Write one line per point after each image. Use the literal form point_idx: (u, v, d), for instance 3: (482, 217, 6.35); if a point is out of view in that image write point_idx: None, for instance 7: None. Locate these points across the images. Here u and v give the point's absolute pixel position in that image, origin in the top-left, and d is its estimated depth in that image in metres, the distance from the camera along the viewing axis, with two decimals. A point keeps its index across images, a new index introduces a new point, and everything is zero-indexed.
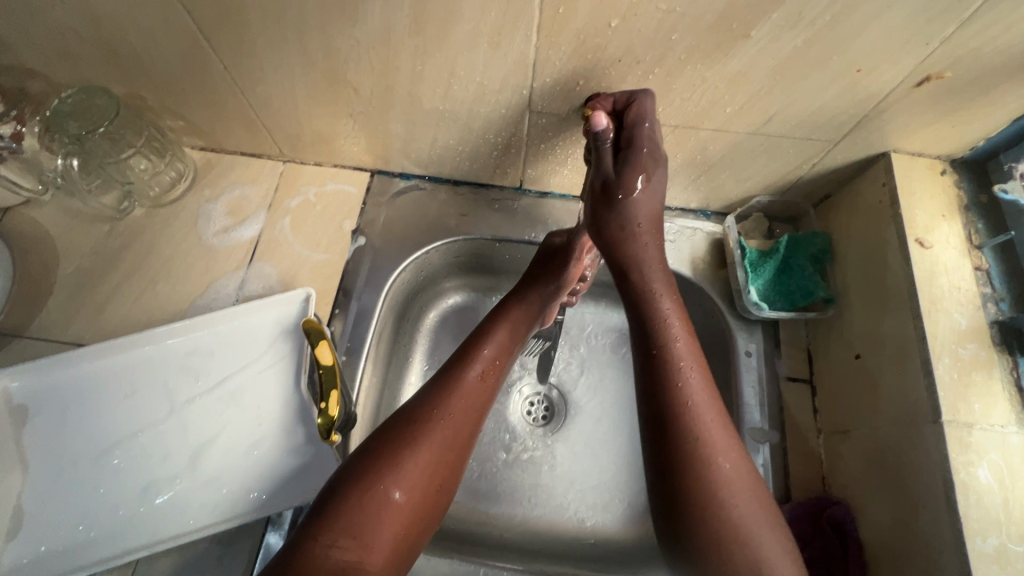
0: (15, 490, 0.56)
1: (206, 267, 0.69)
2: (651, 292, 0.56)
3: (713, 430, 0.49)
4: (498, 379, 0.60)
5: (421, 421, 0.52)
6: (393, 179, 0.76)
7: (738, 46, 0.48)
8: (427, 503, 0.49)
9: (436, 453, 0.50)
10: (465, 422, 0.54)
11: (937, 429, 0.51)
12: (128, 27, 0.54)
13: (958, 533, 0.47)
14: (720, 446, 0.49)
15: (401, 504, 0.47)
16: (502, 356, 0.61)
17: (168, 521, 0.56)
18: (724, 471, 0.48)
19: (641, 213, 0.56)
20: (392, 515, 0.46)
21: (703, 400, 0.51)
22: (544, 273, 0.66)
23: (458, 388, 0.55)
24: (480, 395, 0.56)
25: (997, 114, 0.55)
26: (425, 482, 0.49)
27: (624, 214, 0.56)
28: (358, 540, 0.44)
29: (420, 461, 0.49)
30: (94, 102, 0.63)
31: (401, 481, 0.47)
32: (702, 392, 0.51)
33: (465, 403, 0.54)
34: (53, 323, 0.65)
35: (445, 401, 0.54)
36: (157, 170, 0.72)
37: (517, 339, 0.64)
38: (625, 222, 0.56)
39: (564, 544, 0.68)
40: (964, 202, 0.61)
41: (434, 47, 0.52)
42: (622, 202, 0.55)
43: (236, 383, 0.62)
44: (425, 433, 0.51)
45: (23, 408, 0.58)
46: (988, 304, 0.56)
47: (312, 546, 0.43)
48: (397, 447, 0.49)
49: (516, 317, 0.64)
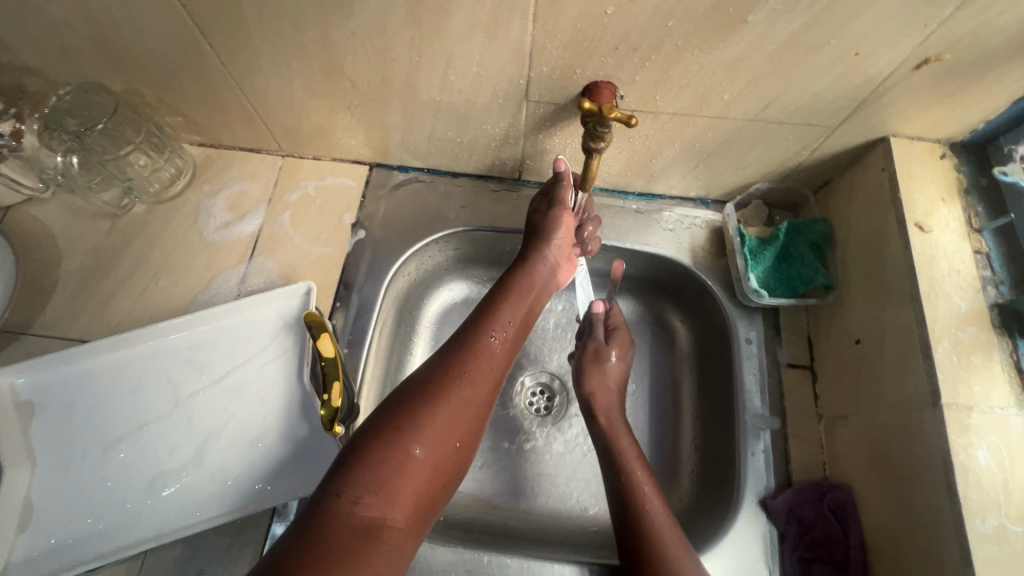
0: (24, 483, 0.56)
1: (208, 262, 0.70)
2: (614, 431, 0.65)
3: (654, 503, 0.57)
4: (514, 345, 0.59)
5: (438, 383, 0.51)
6: (392, 172, 0.76)
7: (735, 31, 0.48)
8: (447, 459, 0.49)
9: (455, 413, 0.50)
10: (481, 386, 0.53)
11: (937, 412, 0.51)
12: (124, 22, 0.54)
13: (957, 514, 0.48)
14: (658, 511, 0.57)
15: (423, 459, 0.47)
16: (515, 324, 0.60)
17: (176, 512, 0.56)
18: (663, 533, 0.55)
19: (614, 376, 0.69)
20: (415, 470, 0.46)
21: (664, 519, 0.56)
22: (545, 231, 0.64)
23: (476, 351, 0.55)
24: (496, 360, 0.56)
25: (997, 96, 0.55)
26: (444, 440, 0.48)
27: (603, 374, 0.69)
28: (382, 495, 0.44)
29: (440, 418, 0.49)
30: (92, 98, 0.64)
31: (420, 438, 0.47)
32: (663, 511, 0.57)
33: (481, 366, 0.54)
34: (57, 320, 0.66)
35: (461, 360, 0.53)
36: (156, 166, 0.72)
37: (532, 307, 0.63)
38: (604, 378, 0.69)
39: (567, 533, 0.69)
40: (964, 184, 0.61)
41: (429, 37, 0.52)
42: (600, 363, 0.69)
43: (240, 376, 0.63)
44: (443, 393, 0.50)
45: (29, 403, 0.59)
46: (988, 286, 0.56)
47: (337, 503, 0.42)
48: (415, 408, 0.49)
49: (526, 284, 0.62)
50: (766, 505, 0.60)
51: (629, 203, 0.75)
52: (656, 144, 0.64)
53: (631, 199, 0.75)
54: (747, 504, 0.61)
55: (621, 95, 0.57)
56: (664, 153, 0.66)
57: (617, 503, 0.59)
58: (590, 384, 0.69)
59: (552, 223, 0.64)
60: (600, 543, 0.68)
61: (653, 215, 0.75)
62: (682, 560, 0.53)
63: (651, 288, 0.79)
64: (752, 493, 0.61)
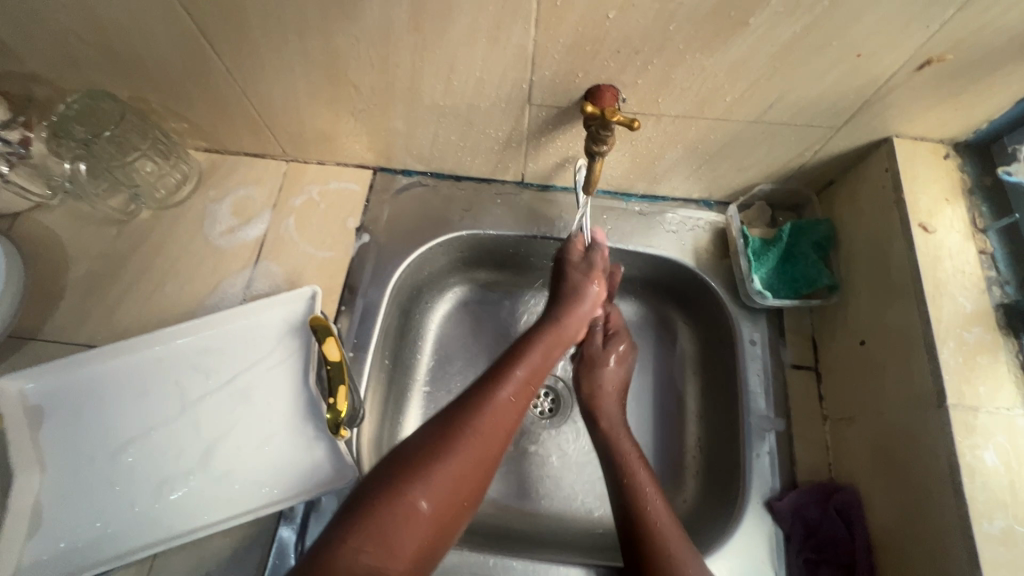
0: (33, 487, 0.57)
1: (214, 267, 0.70)
2: (616, 435, 0.64)
3: (658, 505, 0.57)
4: (529, 400, 0.57)
5: (451, 431, 0.50)
6: (396, 176, 0.76)
7: (736, 33, 0.48)
8: (453, 512, 0.47)
9: (466, 466, 0.49)
10: (495, 440, 0.51)
11: (942, 412, 0.51)
12: (130, 30, 0.55)
13: (964, 516, 0.48)
14: (660, 510, 0.57)
15: (427, 515, 0.45)
16: (534, 376, 0.58)
17: (183, 517, 0.57)
18: (665, 531, 0.55)
19: (613, 381, 0.68)
20: (418, 525, 0.45)
21: (668, 521, 0.56)
22: (574, 292, 0.66)
23: (491, 404, 0.53)
24: (511, 414, 0.54)
25: (1000, 96, 0.55)
26: (452, 494, 0.47)
27: (602, 378, 0.68)
28: (384, 545, 0.43)
29: (449, 471, 0.48)
30: (100, 106, 0.64)
31: (428, 491, 0.46)
32: (667, 514, 0.56)
33: (496, 419, 0.52)
34: (65, 325, 0.67)
35: (477, 412, 0.52)
36: (163, 171, 0.73)
37: (550, 363, 0.61)
38: (600, 382, 0.68)
39: (572, 535, 0.69)
40: (968, 185, 0.61)
41: (432, 43, 0.53)
42: (598, 367, 0.69)
43: (246, 380, 0.63)
44: (454, 444, 0.49)
45: (38, 408, 0.59)
46: (993, 287, 0.56)
47: (340, 549, 0.42)
48: (426, 457, 0.48)
49: (549, 339, 0.61)
50: (772, 507, 0.60)
51: (632, 206, 0.75)
52: (658, 146, 0.64)
53: (634, 201, 0.75)
54: (752, 506, 0.61)
55: (624, 98, 0.57)
56: (667, 155, 0.66)
57: (619, 506, 0.58)
58: (586, 386, 0.68)
59: (581, 282, 0.66)
60: (605, 545, 0.68)
61: (656, 217, 0.75)
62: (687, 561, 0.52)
63: (655, 290, 0.79)
64: (757, 495, 0.61)
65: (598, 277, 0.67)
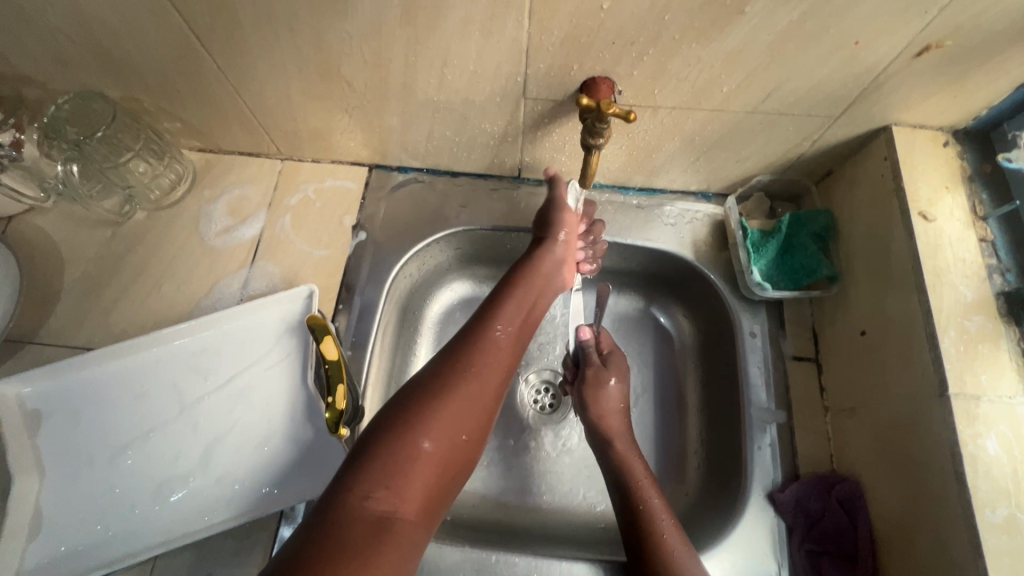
0: (32, 492, 0.57)
1: (210, 267, 0.70)
2: (627, 459, 0.63)
3: (670, 530, 0.56)
4: (522, 340, 0.57)
5: (447, 373, 0.50)
6: (392, 173, 0.76)
7: (733, 22, 0.48)
8: (457, 452, 0.47)
9: (464, 404, 0.48)
10: (493, 378, 0.51)
11: (944, 402, 0.51)
12: (119, 29, 0.54)
13: (967, 505, 0.47)
14: (670, 533, 0.56)
15: (432, 454, 0.45)
16: (524, 319, 0.58)
17: (183, 518, 0.57)
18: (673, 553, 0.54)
19: (617, 398, 0.68)
20: (423, 465, 0.44)
21: (682, 549, 0.54)
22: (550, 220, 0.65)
23: (482, 345, 0.53)
24: (503, 353, 0.54)
25: (1000, 82, 0.54)
26: (454, 433, 0.47)
27: (606, 398, 0.67)
28: (393, 488, 0.42)
29: (449, 412, 0.47)
30: (91, 106, 0.64)
31: (430, 430, 0.46)
32: (680, 542, 0.55)
33: (492, 359, 0.52)
34: (62, 328, 0.66)
35: (469, 355, 0.52)
36: (157, 172, 0.72)
37: (538, 305, 0.61)
38: (603, 405, 0.67)
39: (575, 530, 0.69)
40: (967, 172, 0.61)
41: (425, 37, 0.52)
42: (601, 389, 0.68)
43: (244, 381, 0.63)
44: (450, 384, 0.49)
45: (36, 411, 0.59)
46: (994, 275, 0.56)
47: (348, 498, 0.41)
48: (423, 400, 0.47)
49: (533, 278, 0.61)
50: (774, 499, 0.60)
51: (630, 199, 0.75)
52: (655, 138, 0.64)
53: (632, 194, 0.75)
54: (754, 498, 0.60)
55: (620, 90, 0.56)
56: (664, 147, 0.65)
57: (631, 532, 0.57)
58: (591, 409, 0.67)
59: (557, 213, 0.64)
60: (607, 540, 0.68)
61: (654, 210, 0.74)
62: None
63: (654, 283, 0.79)
64: (759, 487, 0.61)
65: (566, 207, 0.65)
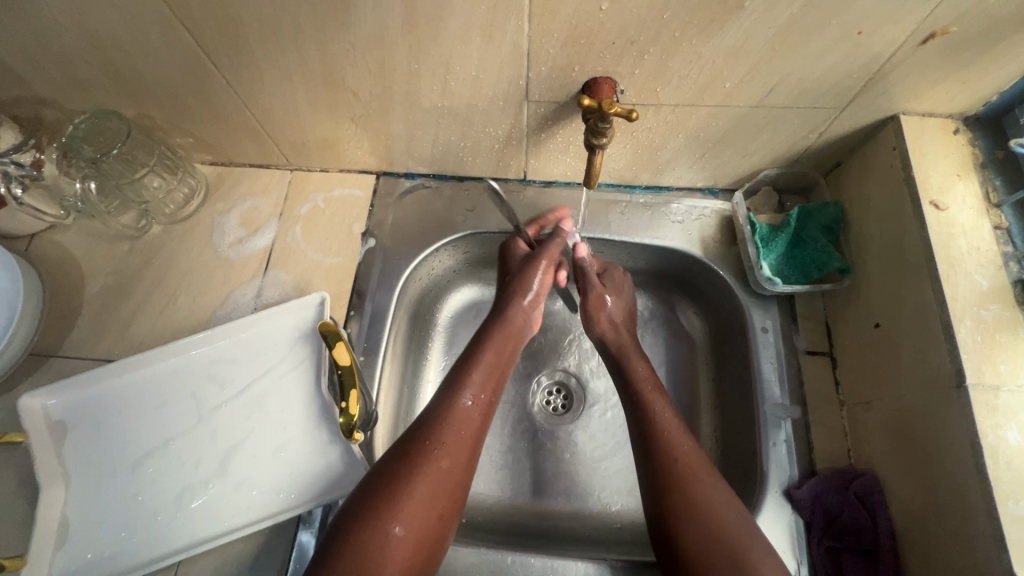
0: (60, 500, 0.58)
1: (224, 277, 0.71)
2: (625, 355, 0.66)
3: (665, 415, 0.59)
4: (491, 400, 0.60)
5: (417, 453, 0.52)
6: (399, 179, 0.77)
7: (733, 17, 0.47)
8: (430, 531, 0.50)
9: (434, 484, 0.51)
10: (462, 450, 0.54)
11: (962, 393, 0.50)
12: (131, 50, 0.56)
13: (989, 497, 0.47)
14: (717, 501, 0.52)
15: (403, 539, 0.48)
16: (494, 377, 0.61)
17: (203, 524, 0.58)
18: (698, 486, 0.53)
19: (619, 313, 0.70)
20: (394, 550, 0.47)
21: (674, 427, 0.58)
22: (524, 282, 0.67)
23: (451, 417, 0.55)
24: (473, 423, 0.56)
25: (1010, 66, 0.53)
26: (425, 513, 0.49)
27: (607, 315, 0.69)
28: None
29: (417, 493, 0.50)
30: (106, 125, 0.66)
31: (400, 516, 0.48)
32: (673, 422, 0.59)
33: (461, 430, 0.55)
34: (83, 342, 0.68)
35: (437, 431, 0.54)
36: (171, 187, 0.74)
37: (511, 359, 0.64)
38: (604, 318, 0.69)
39: (591, 530, 0.69)
40: (979, 159, 0.60)
41: (427, 45, 0.53)
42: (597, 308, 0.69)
43: (260, 388, 0.64)
44: (420, 466, 0.51)
45: (60, 422, 0.61)
46: (1010, 263, 0.54)
47: None
48: (392, 485, 0.50)
49: (503, 336, 0.64)
50: (791, 496, 0.59)
51: (636, 197, 0.75)
52: (660, 136, 0.64)
53: (638, 193, 0.75)
54: (770, 495, 0.60)
55: (622, 90, 0.57)
56: (669, 144, 0.65)
57: (633, 422, 0.61)
58: (598, 326, 0.69)
59: (530, 274, 0.67)
60: (623, 540, 0.67)
61: (661, 209, 0.74)
62: (694, 462, 0.55)
63: (663, 281, 0.79)
64: (776, 484, 0.60)
65: (547, 266, 0.68)
